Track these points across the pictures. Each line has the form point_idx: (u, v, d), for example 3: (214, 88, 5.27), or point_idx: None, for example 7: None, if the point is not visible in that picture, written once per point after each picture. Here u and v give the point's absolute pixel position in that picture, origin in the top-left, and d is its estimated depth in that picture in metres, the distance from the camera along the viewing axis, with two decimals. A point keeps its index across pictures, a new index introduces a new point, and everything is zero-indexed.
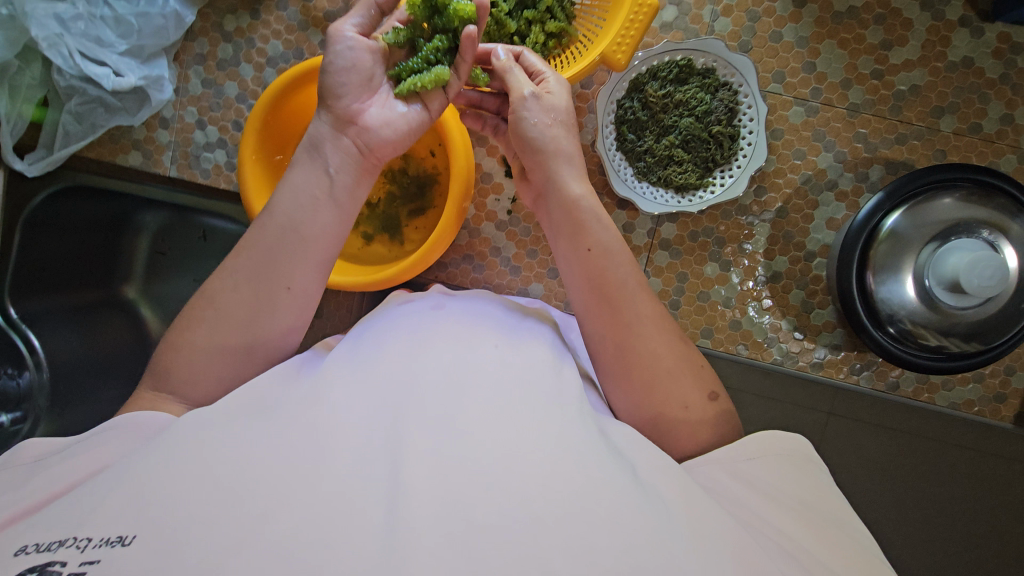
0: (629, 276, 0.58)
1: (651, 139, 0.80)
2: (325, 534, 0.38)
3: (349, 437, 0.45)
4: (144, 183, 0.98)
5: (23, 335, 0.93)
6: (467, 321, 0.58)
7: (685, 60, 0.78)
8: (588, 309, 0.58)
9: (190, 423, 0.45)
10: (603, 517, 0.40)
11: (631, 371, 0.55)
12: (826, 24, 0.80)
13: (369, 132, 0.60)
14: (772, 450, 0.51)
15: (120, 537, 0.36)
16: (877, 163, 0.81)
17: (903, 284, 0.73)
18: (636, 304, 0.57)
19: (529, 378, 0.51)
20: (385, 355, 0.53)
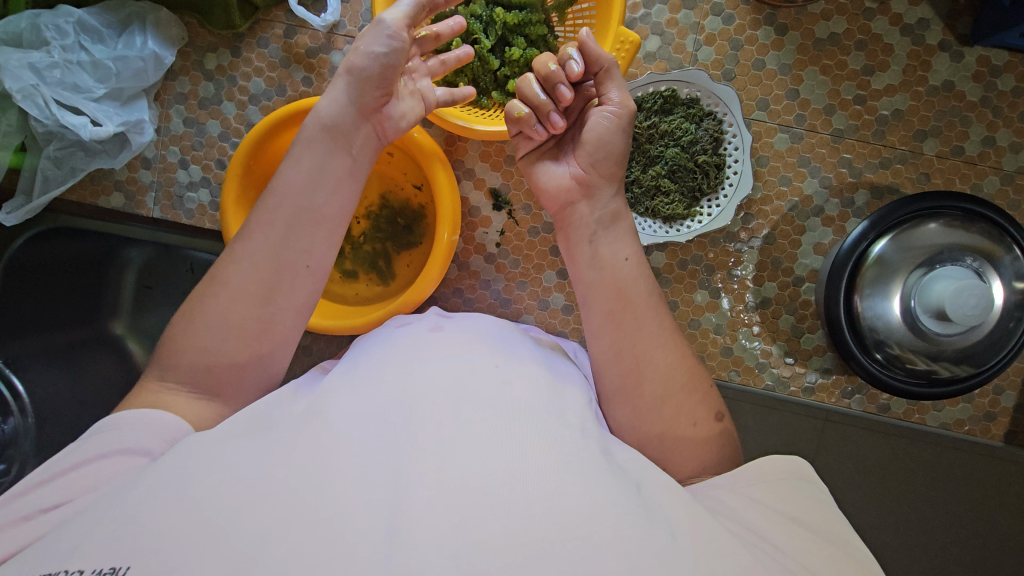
0: (652, 297, 0.59)
1: (638, 169, 0.80)
2: (326, 559, 0.37)
3: (351, 458, 0.44)
4: (126, 223, 0.97)
5: (7, 380, 0.93)
6: (464, 343, 0.59)
7: (670, 91, 0.78)
8: (606, 316, 0.59)
9: (183, 450, 0.44)
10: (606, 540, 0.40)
11: (642, 401, 0.56)
12: (808, 51, 0.81)
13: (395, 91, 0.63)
14: (770, 471, 0.52)
15: (115, 568, 0.35)
16: (862, 188, 0.82)
17: (892, 305, 0.72)
18: (652, 320, 0.58)
19: (528, 400, 0.51)
20: (383, 381, 0.52)
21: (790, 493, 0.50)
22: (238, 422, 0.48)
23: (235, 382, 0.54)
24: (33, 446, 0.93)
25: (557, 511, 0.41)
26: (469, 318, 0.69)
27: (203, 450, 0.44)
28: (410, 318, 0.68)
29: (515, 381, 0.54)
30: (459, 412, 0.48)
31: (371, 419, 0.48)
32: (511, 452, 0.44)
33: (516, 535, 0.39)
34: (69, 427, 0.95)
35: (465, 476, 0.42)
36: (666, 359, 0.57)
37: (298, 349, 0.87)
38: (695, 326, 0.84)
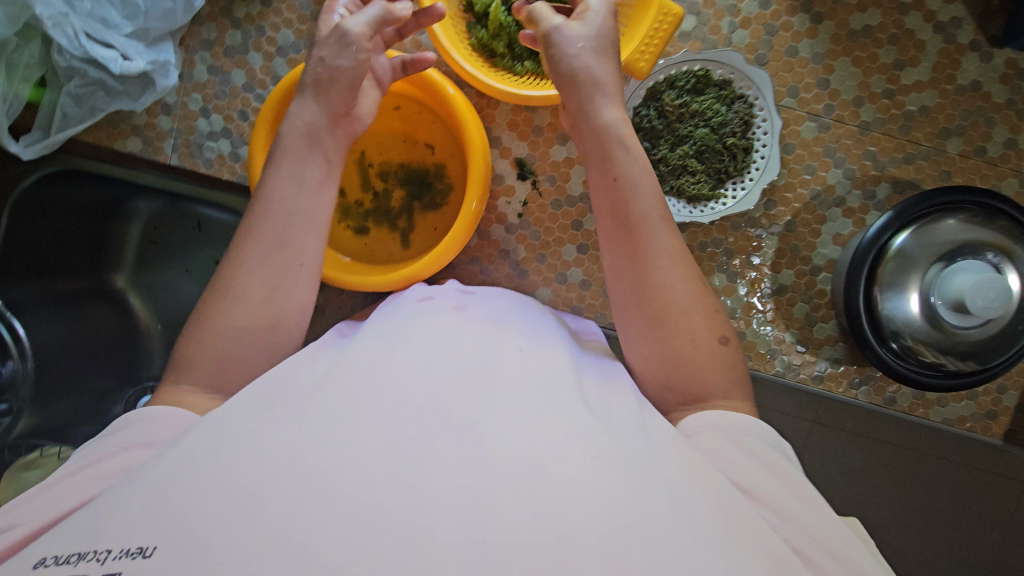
0: (656, 213, 0.57)
1: (665, 148, 0.80)
2: (348, 532, 0.36)
3: (374, 427, 0.42)
4: (136, 169, 0.95)
5: (8, 323, 0.91)
6: (480, 323, 0.58)
7: (703, 71, 0.78)
8: (608, 237, 0.58)
9: (195, 434, 0.43)
10: (637, 531, 0.37)
11: (654, 330, 0.55)
12: (841, 42, 0.81)
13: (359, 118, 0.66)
14: (768, 435, 0.51)
15: (141, 547, 0.34)
16: (884, 182, 0.82)
17: (908, 299, 0.74)
18: (654, 238, 0.56)
19: (552, 383, 0.50)
20: (407, 348, 0.51)
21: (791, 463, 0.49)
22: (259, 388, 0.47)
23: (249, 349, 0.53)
24: (31, 393, 0.92)
25: (585, 500, 0.39)
26: (489, 296, 0.69)
27: (219, 429, 0.42)
28: (433, 293, 0.67)
29: (536, 362, 0.52)
30: (482, 388, 0.47)
31: (392, 384, 0.46)
32: (536, 437, 0.43)
33: (543, 525, 0.37)
34: (68, 376, 0.96)
35: (493, 460, 0.41)
36: (675, 283, 0.55)
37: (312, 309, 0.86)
38: None
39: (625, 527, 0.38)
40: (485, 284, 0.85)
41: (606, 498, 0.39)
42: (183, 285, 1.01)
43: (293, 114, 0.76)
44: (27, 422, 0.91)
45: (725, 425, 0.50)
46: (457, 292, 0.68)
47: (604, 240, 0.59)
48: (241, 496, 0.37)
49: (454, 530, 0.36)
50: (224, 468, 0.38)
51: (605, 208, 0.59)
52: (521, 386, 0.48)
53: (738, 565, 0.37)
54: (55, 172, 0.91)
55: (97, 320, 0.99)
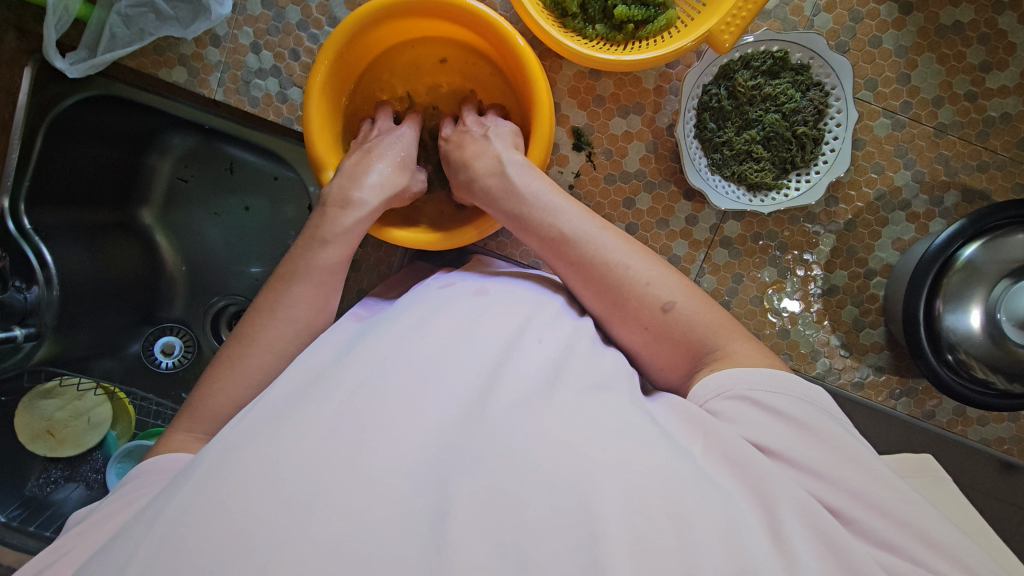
0: (616, 245, 0.60)
1: (732, 131, 0.77)
2: (371, 520, 0.40)
3: (393, 425, 0.46)
4: (177, 100, 0.92)
5: (35, 247, 0.89)
6: (500, 309, 0.61)
7: (782, 53, 0.75)
8: (586, 288, 0.60)
9: (220, 441, 0.46)
10: (669, 519, 0.40)
11: (660, 342, 0.57)
12: (929, 36, 0.77)
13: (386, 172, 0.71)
14: (786, 388, 0.50)
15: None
16: (954, 189, 0.79)
17: (970, 312, 0.70)
18: (630, 267, 0.58)
19: (575, 365, 0.53)
20: (424, 340, 0.55)
21: (819, 409, 0.49)
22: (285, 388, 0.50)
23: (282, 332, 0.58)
24: (55, 320, 0.91)
25: (609, 490, 0.41)
26: (515, 277, 0.70)
27: (248, 433, 0.45)
28: (456, 277, 0.70)
29: (554, 350, 0.55)
30: (493, 378, 0.51)
31: (405, 376, 0.50)
32: (553, 428, 0.45)
33: (569, 518, 0.40)
34: (91, 308, 0.96)
35: (511, 454, 0.43)
36: (659, 282, 0.57)
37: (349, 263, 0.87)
38: (759, 305, 0.82)
39: (655, 514, 0.40)
40: (529, 254, 0.86)
41: (632, 487, 0.41)
42: (210, 228, 1.03)
43: (355, 57, 0.76)
44: (48, 347, 0.90)
45: (739, 388, 0.50)
46: (480, 275, 0.70)
47: (581, 293, 0.61)
48: (292, 499, 0.40)
49: (474, 530, 0.40)
50: (267, 469, 0.42)
51: (568, 271, 0.61)
52: (534, 374, 0.51)
53: (773, 554, 0.39)
54: (95, 97, 0.89)
55: (124, 255, 1.00)
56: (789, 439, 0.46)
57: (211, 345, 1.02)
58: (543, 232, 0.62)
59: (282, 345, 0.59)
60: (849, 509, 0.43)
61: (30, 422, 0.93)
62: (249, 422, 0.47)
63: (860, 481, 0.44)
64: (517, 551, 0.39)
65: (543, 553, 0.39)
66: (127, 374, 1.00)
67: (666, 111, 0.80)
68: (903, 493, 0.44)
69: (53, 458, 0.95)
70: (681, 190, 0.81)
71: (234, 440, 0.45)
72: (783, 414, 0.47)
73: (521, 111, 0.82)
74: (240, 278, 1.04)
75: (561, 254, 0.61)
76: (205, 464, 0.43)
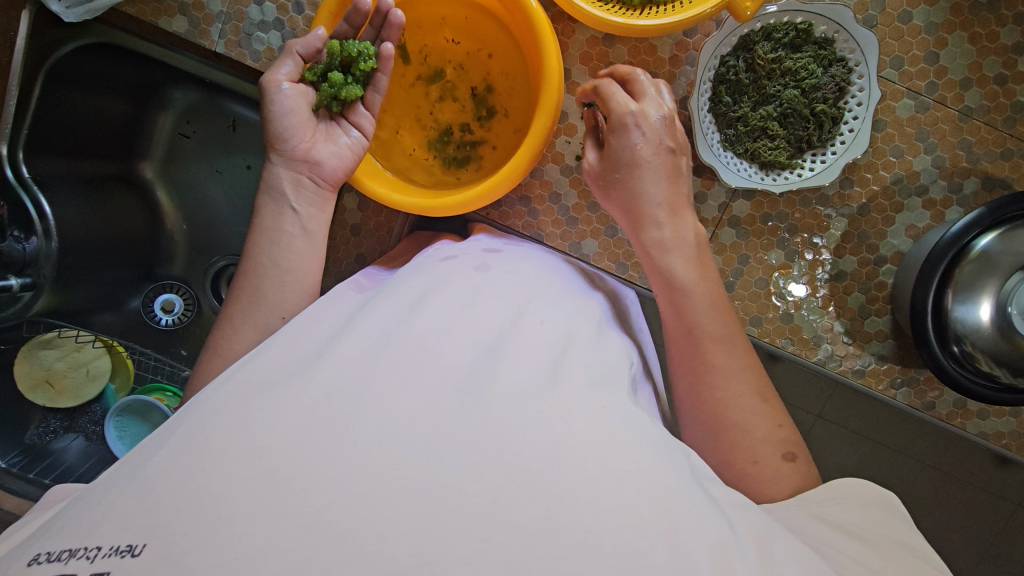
0: (736, 371, 0.56)
1: (748, 105, 0.74)
2: (361, 491, 0.39)
3: (383, 399, 0.44)
4: (172, 48, 0.89)
5: (34, 199, 0.87)
6: (502, 287, 0.60)
7: (805, 25, 0.71)
8: (680, 376, 0.58)
9: (206, 403, 0.45)
10: (661, 534, 0.38)
11: (714, 436, 0.54)
12: (962, 13, 0.73)
13: (319, 166, 0.66)
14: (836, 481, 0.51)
15: (131, 546, 0.36)
16: (974, 176, 0.76)
17: (979, 306, 0.68)
18: (749, 397, 0.55)
19: (576, 350, 0.53)
20: (421, 316, 0.54)
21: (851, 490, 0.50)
22: (274, 359, 0.49)
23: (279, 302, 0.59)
24: (54, 273, 0.90)
25: (597, 489, 0.40)
26: (519, 255, 0.70)
27: (233, 396, 0.45)
28: (459, 250, 0.69)
29: (554, 333, 0.54)
30: (489, 359, 0.50)
31: (399, 353, 0.49)
32: (546, 420, 0.44)
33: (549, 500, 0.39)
34: (89, 262, 0.95)
35: (500, 439, 0.42)
36: (760, 419, 0.54)
37: (348, 227, 0.86)
38: (765, 287, 0.80)
39: (644, 524, 0.39)
40: (530, 226, 0.83)
41: (624, 489, 0.41)
42: (210, 186, 1.04)
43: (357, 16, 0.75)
44: (47, 300, 0.90)
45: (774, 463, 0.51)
46: (482, 250, 0.70)
47: (675, 368, 0.59)
48: (271, 471, 0.39)
49: (452, 514, 0.38)
50: (252, 433, 0.41)
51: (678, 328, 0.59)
52: (533, 357, 0.50)
53: (753, 564, 0.38)
54: (95, 44, 0.87)
55: (124, 208, 1.00)
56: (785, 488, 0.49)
57: (210, 304, 1.05)
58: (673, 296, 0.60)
59: (278, 305, 0.59)
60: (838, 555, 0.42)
61: (29, 372, 0.93)
62: (235, 386, 0.46)
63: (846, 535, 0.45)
64: (501, 554, 0.37)
65: (528, 557, 0.37)
66: (126, 329, 1.02)
67: (681, 82, 0.77)
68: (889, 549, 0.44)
69: (52, 408, 0.96)
70: (691, 165, 0.79)
71: (217, 404, 0.44)
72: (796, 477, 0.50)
73: (525, 70, 0.80)
74: (240, 238, 1.05)
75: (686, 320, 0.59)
76: (190, 421, 0.43)
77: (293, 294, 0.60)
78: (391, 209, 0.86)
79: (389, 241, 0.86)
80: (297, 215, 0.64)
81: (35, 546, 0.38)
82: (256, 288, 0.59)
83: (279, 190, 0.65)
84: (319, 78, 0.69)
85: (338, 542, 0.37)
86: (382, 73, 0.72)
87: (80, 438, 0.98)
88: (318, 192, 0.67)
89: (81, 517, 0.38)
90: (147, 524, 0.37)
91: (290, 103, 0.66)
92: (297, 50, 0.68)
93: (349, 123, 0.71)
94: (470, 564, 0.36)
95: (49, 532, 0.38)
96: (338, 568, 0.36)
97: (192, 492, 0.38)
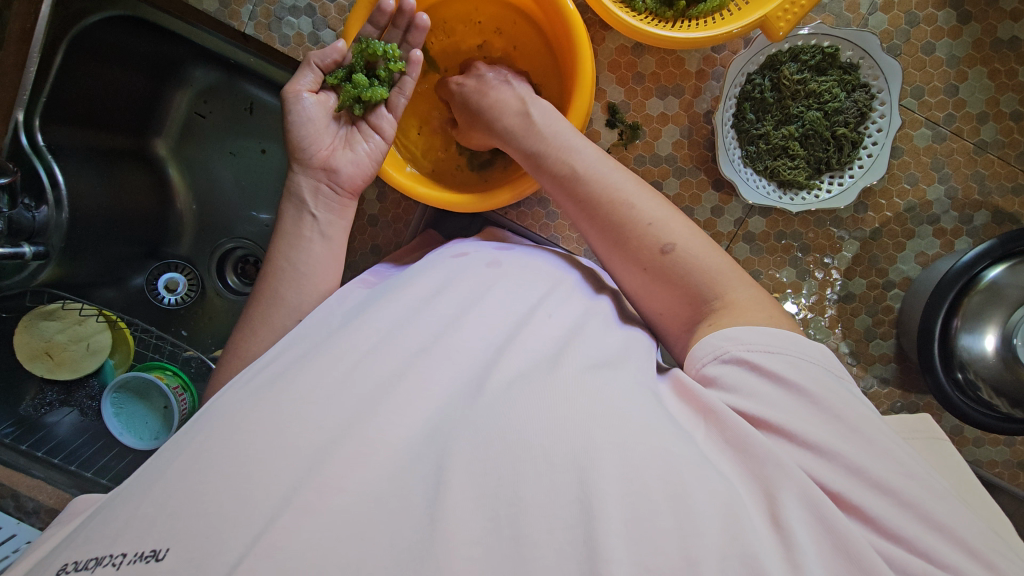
0: (655, 208, 0.55)
1: (770, 124, 0.75)
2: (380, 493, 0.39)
3: (402, 393, 0.45)
4: (197, 27, 0.89)
5: (47, 165, 0.84)
6: (515, 282, 0.58)
7: (832, 49, 0.73)
8: (608, 251, 0.57)
9: (226, 400, 0.45)
10: (667, 498, 0.38)
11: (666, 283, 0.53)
12: (983, 49, 0.75)
13: (336, 173, 0.66)
14: (789, 350, 0.45)
15: (154, 551, 0.36)
16: (985, 209, 0.77)
17: (984, 336, 0.69)
18: (670, 223, 0.54)
19: (579, 345, 0.49)
20: (434, 311, 0.53)
21: (824, 378, 0.44)
22: (292, 353, 0.49)
23: (299, 290, 0.59)
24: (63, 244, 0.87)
25: (607, 472, 0.39)
26: (529, 249, 0.68)
27: (254, 392, 0.45)
28: (471, 247, 0.67)
29: (567, 329, 0.52)
30: (498, 352, 0.49)
31: (414, 347, 0.49)
32: (553, 406, 0.43)
33: (566, 500, 0.38)
34: (98, 237, 0.93)
35: (508, 422, 0.42)
36: (684, 235, 0.53)
37: (365, 218, 0.86)
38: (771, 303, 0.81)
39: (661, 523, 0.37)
40: (547, 228, 0.84)
41: None
42: (221, 168, 1.04)
43: None
44: (51, 272, 0.87)
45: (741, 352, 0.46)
46: (494, 248, 0.67)
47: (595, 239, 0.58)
48: (298, 457, 0.40)
49: (469, 512, 0.38)
50: (273, 432, 0.41)
51: (572, 207, 0.59)
52: (539, 352, 0.49)
53: (770, 543, 0.37)
54: (121, 18, 0.85)
55: (134, 184, 0.99)
56: (783, 409, 0.42)
57: (216, 287, 1.05)
58: (557, 172, 0.60)
59: (298, 292, 0.58)
60: (863, 501, 0.39)
61: (29, 342, 0.92)
62: (256, 382, 0.46)
63: (870, 462, 0.40)
64: (512, 528, 0.38)
65: (537, 527, 0.38)
66: (128, 305, 1.01)
67: (705, 96, 0.78)
68: (909, 467, 0.40)
69: (49, 380, 0.94)
70: (711, 179, 0.80)
71: (240, 399, 0.44)
72: (775, 377, 0.44)
73: (556, 71, 0.80)
74: (250, 222, 1.05)
75: (573, 195, 0.59)
76: (210, 421, 0.43)
77: (314, 282, 0.60)
78: (409, 202, 0.86)
79: (405, 234, 0.86)
80: (316, 221, 0.64)
81: (61, 557, 0.37)
82: (277, 273, 0.59)
83: (299, 198, 0.65)
84: (341, 83, 0.69)
85: (356, 537, 0.37)
86: (409, 76, 0.70)
87: (74, 413, 0.96)
88: (338, 199, 0.66)
89: (105, 524, 0.38)
90: (168, 530, 0.37)
91: (311, 114, 0.67)
92: (317, 60, 0.68)
93: (370, 128, 0.70)
94: (479, 543, 0.37)
95: (75, 543, 0.38)
96: (356, 564, 0.36)
97: (217, 482, 0.39)
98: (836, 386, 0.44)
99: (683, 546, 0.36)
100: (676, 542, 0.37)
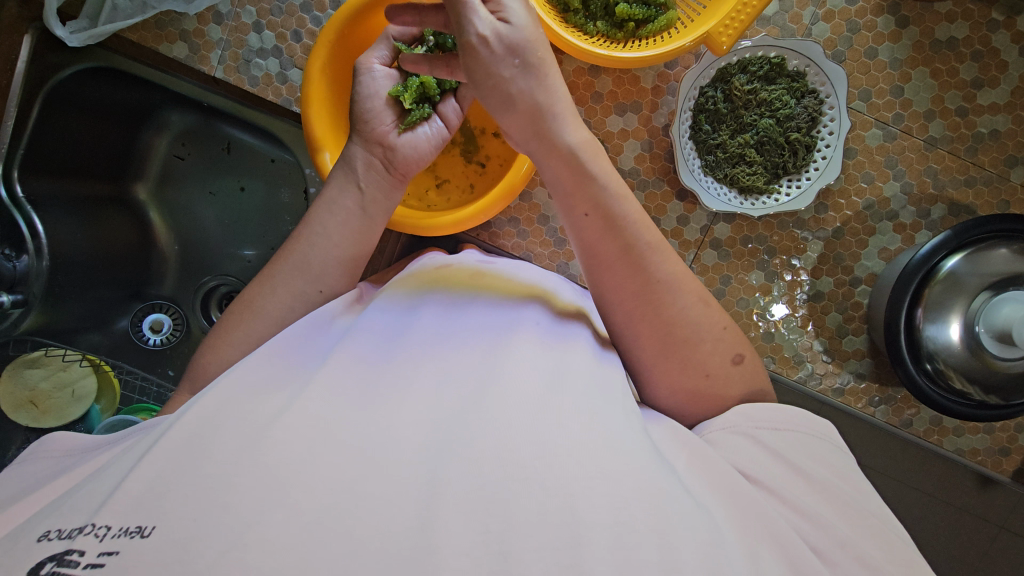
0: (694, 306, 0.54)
1: (726, 133, 0.78)
2: (356, 503, 0.39)
3: (383, 408, 0.46)
4: (177, 76, 0.92)
5: (25, 215, 0.88)
6: (499, 299, 0.59)
7: (778, 59, 0.76)
8: (635, 317, 0.55)
9: (206, 401, 0.45)
10: (652, 533, 0.39)
11: (686, 371, 0.54)
12: (924, 50, 0.78)
13: (393, 152, 0.64)
14: (798, 429, 0.52)
15: (140, 527, 0.36)
16: (940, 202, 0.80)
17: (949, 325, 0.72)
18: (707, 327, 0.54)
19: (569, 363, 0.51)
20: (425, 329, 0.54)
21: (825, 452, 0.51)
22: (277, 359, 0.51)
23: (274, 316, 0.60)
24: (43, 290, 0.90)
25: (593, 497, 0.41)
26: (511, 264, 0.70)
27: (241, 399, 0.45)
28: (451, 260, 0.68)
29: (550, 343, 0.53)
30: (485, 364, 0.50)
31: (400, 368, 0.50)
32: (529, 422, 0.44)
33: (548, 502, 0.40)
34: (79, 278, 0.96)
35: (502, 441, 0.43)
36: (714, 335, 0.55)
37: None
38: (746, 307, 0.83)
39: (638, 528, 0.39)
40: (519, 246, 0.85)
41: (617, 489, 0.41)
42: (202, 208, 1.05)
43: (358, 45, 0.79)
44: (34, 318, 0.89)
45: (747, 427, 0.52)
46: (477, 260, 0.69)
47: (623, 309, 0.56)
48: (280, 467, 0.40)
49: (461, 519, 0.39)
50: (253, 435, 0.42)
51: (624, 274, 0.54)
52: (528, 361, 0.49)
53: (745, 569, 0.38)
54: (94, 69, 0.89)
55: (115, 227, 1.00)
56: (778, 475, 0.48)
57: (200, 325, 1.06)
58: (605, 216, 0.54)
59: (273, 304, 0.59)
60: (818, 541, 0.44)
61: (12, 391, 0.89)
62: (239, 385, 0.47)
63: (832, 519, 0.45)
64: (499, 544, 0.38)
65: (524, 534, 0.38)
66: (113, 348, 1.01)
67: (663, 111, 0.81)
68: (876, 527, 0.46)
69: (34, 427, 0.91)
70: (674, 190, 0.82)
71: (223, 400, 0.45)
72: (771, 449, 0.50)
73: None
74: (231, 259, 1.06)
75: (639, 274, 0.54)
76: (190, 419, 0.43)
77: (289, 308, 0.60)
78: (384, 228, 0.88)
79: (382, 260, 0.88)
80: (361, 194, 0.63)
81: (43, 524, 0.37)
82: (255, 302, 0.60)
83: (350, 166, 0.64)
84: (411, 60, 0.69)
85: (342, 540, 0.37)
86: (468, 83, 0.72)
87: None
88: (385, 179, 0.65)
89: (89, 499, 0.39)
90: (156, 507, 0.37)
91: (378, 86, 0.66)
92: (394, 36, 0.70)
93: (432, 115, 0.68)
94: (469, 557, 0.37)
95: (57, 512, 0.38)
96: (345, 564, 0.36)
97: (191, 489, 0.38)
98: (833, 463, 0.51)
99: (660, 559, 0.38)
100: (656, 559, 0.38)
